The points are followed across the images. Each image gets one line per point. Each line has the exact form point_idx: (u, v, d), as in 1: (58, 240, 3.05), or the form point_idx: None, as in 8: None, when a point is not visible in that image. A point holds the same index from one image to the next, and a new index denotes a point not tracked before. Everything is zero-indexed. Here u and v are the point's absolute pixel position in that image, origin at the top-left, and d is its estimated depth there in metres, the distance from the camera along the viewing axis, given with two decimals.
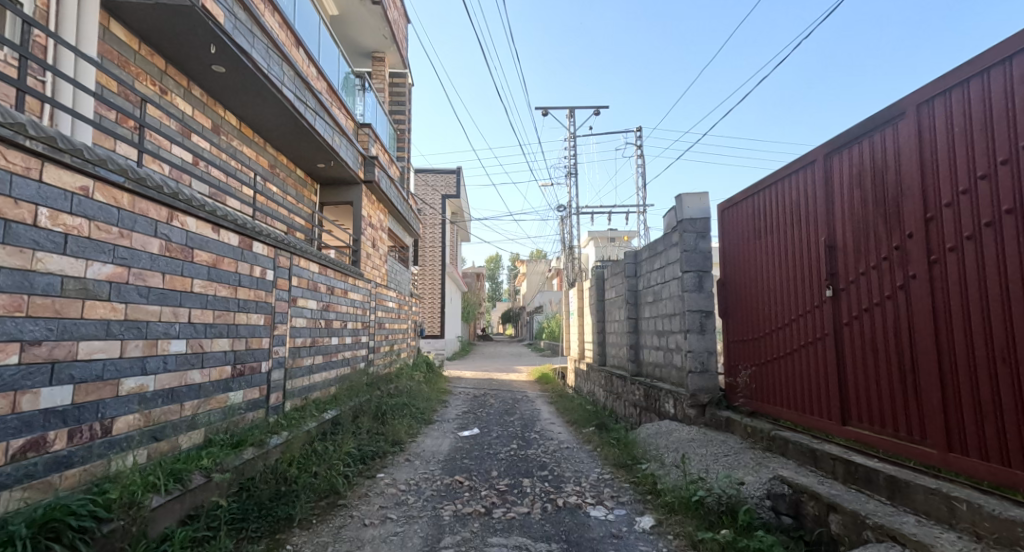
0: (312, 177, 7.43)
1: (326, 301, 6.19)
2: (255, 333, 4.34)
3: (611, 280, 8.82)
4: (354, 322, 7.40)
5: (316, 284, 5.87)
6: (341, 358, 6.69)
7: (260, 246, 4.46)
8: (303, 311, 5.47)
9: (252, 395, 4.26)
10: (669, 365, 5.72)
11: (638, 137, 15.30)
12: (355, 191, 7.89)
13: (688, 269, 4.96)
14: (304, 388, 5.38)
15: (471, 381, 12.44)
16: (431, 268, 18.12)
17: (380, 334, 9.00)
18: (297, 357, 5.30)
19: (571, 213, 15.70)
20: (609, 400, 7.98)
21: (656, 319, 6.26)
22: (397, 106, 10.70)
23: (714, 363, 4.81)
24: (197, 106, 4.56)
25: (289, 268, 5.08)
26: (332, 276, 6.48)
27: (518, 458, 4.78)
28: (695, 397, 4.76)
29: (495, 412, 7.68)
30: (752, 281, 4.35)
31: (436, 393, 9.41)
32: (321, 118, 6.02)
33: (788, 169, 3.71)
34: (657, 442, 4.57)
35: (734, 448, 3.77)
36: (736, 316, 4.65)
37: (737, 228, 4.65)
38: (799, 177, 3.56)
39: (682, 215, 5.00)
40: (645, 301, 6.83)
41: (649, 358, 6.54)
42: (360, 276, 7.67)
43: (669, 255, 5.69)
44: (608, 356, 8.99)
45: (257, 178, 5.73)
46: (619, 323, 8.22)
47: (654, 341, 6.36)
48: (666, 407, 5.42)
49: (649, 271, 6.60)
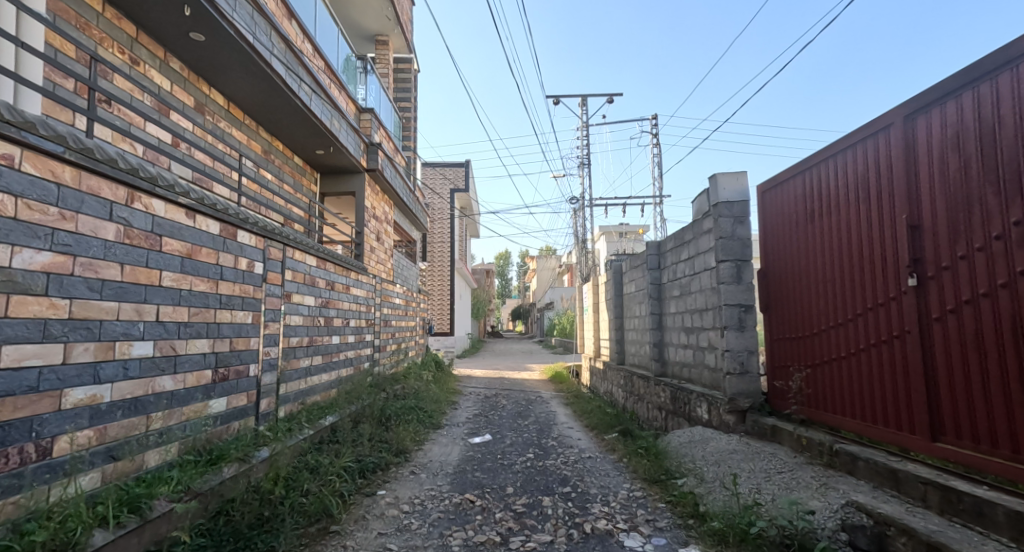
0: (311, 165, 6.99)
1: (325, 297, 5.75)
2: (241, 333, 3.89)
3: (630, 273, 8.31)
4: (357, 320, 6.97)
5: (314, 278, 5.42)
6: (342, 359, 6.24)
7: (247, 235, 4.00)
8: (298, 308, 5.01)
9: (238, 402, 3.81)
10: (700, 365, 5.20)
11: (654, 125, 14.69)
12: (357, 180, 7.43)
13: (725, 259, 4.43)
14: (299, 392, 4.92)
15: (482, 380, 11.98)
16: (440, 264, 17.66)
17: (386, 333, 8.55)
18: (291, 359, 4.84)
19: (583, 205, 15.14)
20: (630, 401, 7.48)
21: (685, 314, 5.74)
22: (402, 93, 10.22)
23: (755, 364, 4.30)
24: (176, 81, 4.10)
25: (282, 261, 4.63)
26: (332, 270, 6.03)
27: (536, 470, 4.29)
28: (734, 402, 4.25)
29: (508, 415, 7.20)
30: (799, 270, 3.85)
31: (445, 393, 8.95)
32: (317, 98, 5.55)
33: (848, 139, 3.22)
34: (692, 455, 4.07)
35: (787, 465, 3.27)
36: (778, 311, 4.15)
37: (779, 211, 4.14)
38: (862, 147, 3.08)
39: (719, 197, 4.47)
40: (670, 295, 6.31)
41: (676, 357, 6.03)
42: (363, 271, 7.23)
43: (700, 245, 5.17)
44: (628, 354, 8.48)
45: (247, 164, 5.27)
46: (639, 320, 7.70)
47: (681, 340, 5.84)
48: (698, 412, 4.91)
49: (675, 263, 6.08)
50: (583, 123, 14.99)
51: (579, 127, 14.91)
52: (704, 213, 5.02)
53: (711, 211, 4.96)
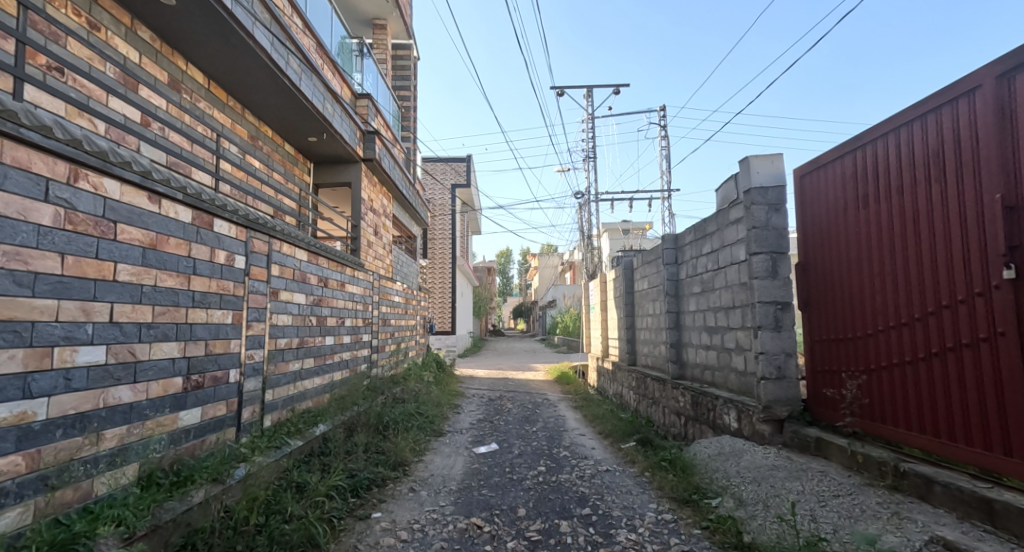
0: (304, 153, 6.56)
1: (317, 295, 5.33)
2: (220, 335, 3.46)
3: (642, 269, 7.87)
4: (353, 319, 6.54)
5: (304, 274, 4.99)
6: (337, 361, 5.81)
7: (226, 225, 3.56)
8: (286, 306, 4.58)
9: (216, 413, 3.38)
10: (728, 368, 4.76)
11: (662, 116, 14.24)
12: (354, 170, 7.00)
13: (758, 251, 3.99)
14: (288, 399, 4.50)
15: (485, 381, 11.54)
16: (441, 261, 17.21)
17: (385, 333, 8.13)
18: (279, 363, 4.41)
19: (589, 200, 14.69)
20: (644, 406, 7.05)
21: (708, 313, 5.30)
22: (401, 81, 9.77)
23: (793, 368, 3.86)
24: (146, 52, 3.66)
25: (268, 255, 4.20)
26: (326, 266, 5.60)
27: (550, 487, 3.86)
28: (770, 411, 3.82)
29: (515, 420, 6.77)
30: (845, 262, 3.43)
31: (446, 396, 8.53)
32: (307, 78, 5.12)
33: (917, 109, 2.81)
34: (725, 471, 3.64)
35: (845, 487, 2.83)
36: (820, 308, 3.72)
37: (821, 195, 3.71)
38: (942, 116, 2.65)
39: (751, 181, 4.03)
40: (689, 292, 5.87)
41: (697, 359, 5.60)
42: (359, 267, 6.80)
43: (728, 236, 4.73)
44: (639, 355, 8.05)
45: (232, 149, 4.83)
46: (653, 318, 7.27)
47: (704, 340, 5.40)
48: (726, 420, 4.48)
49: (695, 257, 5.64)
50: (589, 115, 14.54)
51: (584, 119, 14.45)
52: (733, 201, 4.58)
53: (741, 199, 4.52)
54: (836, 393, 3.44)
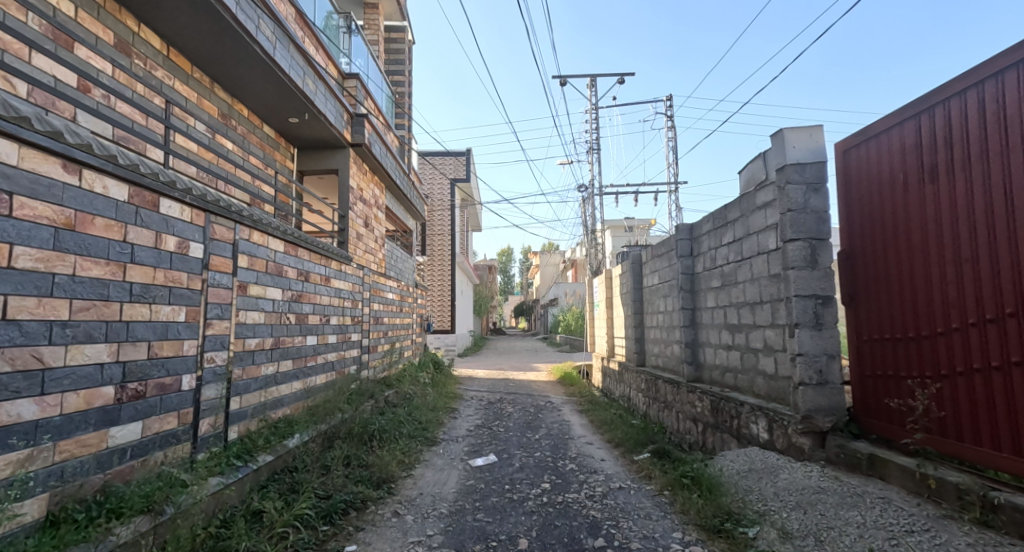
0: (286, 137, 6.05)
1: (297, 291, 4.82)
2: (169, 335, 2.95)
3: (652, 263, 7.34)
4: (340, 318, 6.03)
5: (280, 266, 4.48)
6: (320, 363, 5.30)
7: (177, 207, 3.04)
8: (258, 302, 4.06)
9: (164, 427, 2.87)
10: (756, 371, 4.24)
11: (669, 106, 13.73)
12: (341, 156, 6.48)
13: (795, 237, 3.47)
14: (259, 408, 3.98)
15: (485, 382, 11.04)
16: (440, 258, 16.69)
17: (377, 332, 7.63)
18: (249, 366, 3.91)
19: (593, 193, 14.16)
20: (656, 411, 6.53)
21: (731, 309, 4.77)
22: (394, 66, 9.25)
23: (837, 372, 3.33)
24: (83, 6, 3.14)
25: (233, 243, 3.68)
26: (307, 258, 5.08)
27: (556, 511, 3.35)
28: (810, 421, 3.29)
29: (516, 426, 6.27)
30: (904, 248, 2.93)
31: (443, 400, 8.03)
32: (283, 48, 4.60)
33: (1022, 53, 2.33)
34: (761, 493, 3.11)
35: (922, 522, 2.33)
36: (868, 302, 3.21)
37: (870, 171, 3.20)
38: None
39: (786, 158, 3.50)
40: (707, 286, 5.35)
41: (718, 361, 5.07)
42: (347, 261, 6.29)
43: (755, 223, 4.21)
44: (649, 354, 7.53)
45: (197, 127, 4.31)
46: (665, 315, 6.74)
47: (726, 340, 4.88)
48: (756, 431, 3.95)
49: (715, 248, 5.12)
50: (592, 105, 14.02)
51: (588, 109, 13.93)
52: (762, 182, 4.06)
53: (771, 179, 4.00)
54: (899, 403, 2.91)
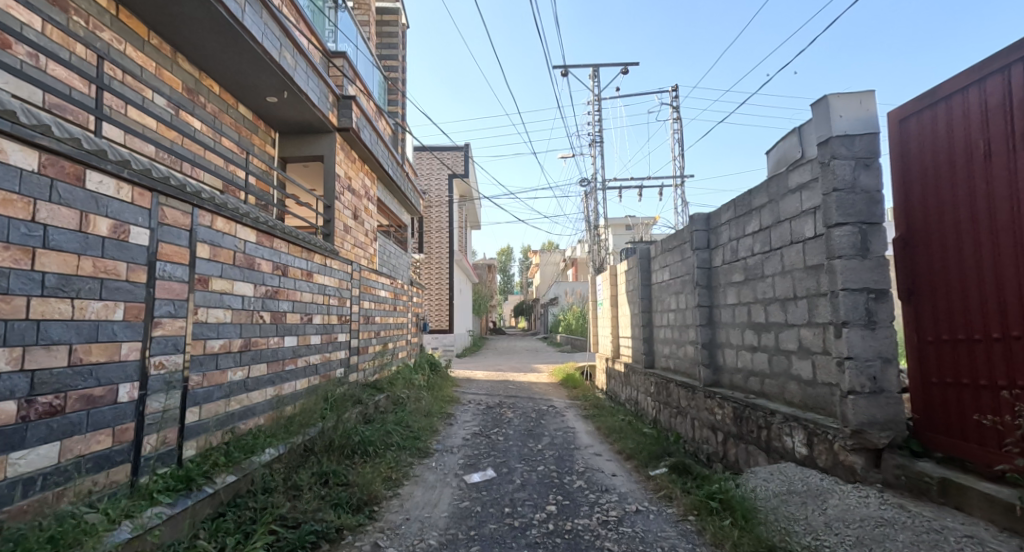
0: (265, 120, 5.56)
1: (272, 287, 4.33)
2: (101, 336, 2.47)
3: (662, 257, 6.86)
4: (325, 317, 5.54)
5: (252, 259, 3.99)
6: (300, 367, 4.81)
7: (114, 183, 2.57)
8: (222, 299, 3.56)
9: (92, 448, 2.40)
10: (789, 376, 3.75)
11: (674, 97, 13.26)
12: (327, 141, 5.99)
13: (842, 221, 2.97)
14: (223, 419, 3.49)
15: (484, 384, 10.54)
16: (438, 255, 16.20)
17: (368, 332, 7.13)
18: (212, 372, 3.42)
19: (595, 188, 13.68)
20: (669, 417, 6.03)
21: (756, 306, 4.28)
22: (387, 50, 8.75)
23: (894, 379, 2.84)
24: None
25: (192, 230, 3.19)
26: (284, 250, 4.59)
27: (563, 542, 2.88)
28: (863, 436, 2.80)
29: (516, 434, 5.79)
30: (991, 230, 2.42)
31: (438, 404, 7.54)
32: (254, 12, 4.11)
33: None
34: (809, 525, 2.62)
35: None
36: (934, 297, 2.71)
37: (936, 141, 2.70)
38: None
39: (831, 130, 3.00)
40: (727, 281, 4.85)
41: (740, 364, 4.58)
42: (333, 255, 5.80)
43: (789, 209, 3.73)
44: (659, 355, 7.04)
45: (156, 100, 3.83)
46: (678, 313, 6.25)
47: (750, 341, 4.39)
48: (791, 445, 3.47)
49: (738, 238, 4.63)
50: (594, 97, 13.54)
51: (590, 100, 13.46)
52: (798, 162, 3.58)
53: (808, 159, 3.51)
54: (992, 419, 2.38)
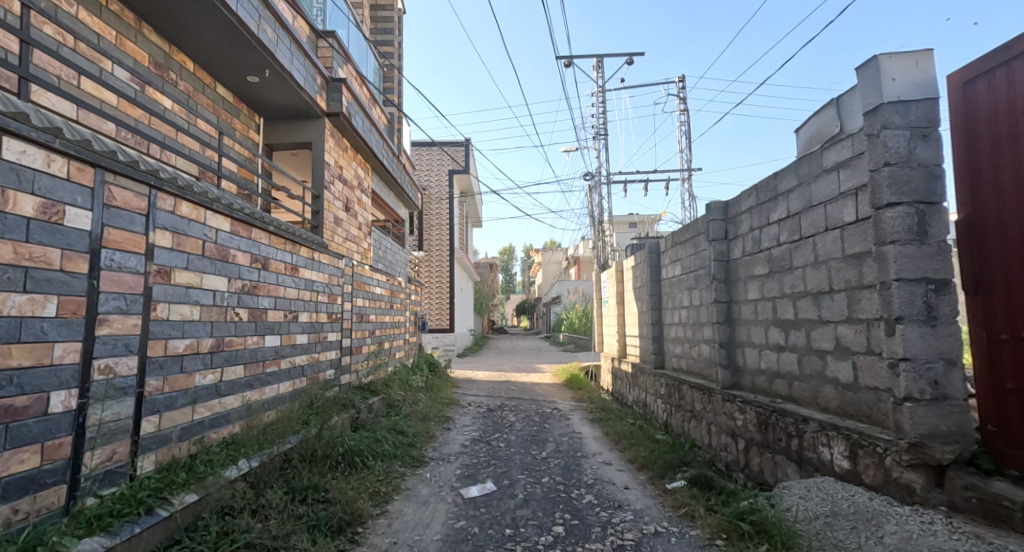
0: (247, 102, 5.17)
1: (249, 281, 3.95)
2: (24, 336, 2.12)
3: (673, 251, 6.46)
4: (312, 314, 5.15)
5: (225, 250, 3.61)
6: (283, 369, 4.43)
7: (41, 155, 2.20)
8: (189, 294, 3.17)
9: (14, 468, 2.05)
10: (824, 379, 3.35)
11: (682, 87, 12.85)
12: (316, 127, 5.61)
13: (896, 200, 2.57)
14: (189, 428, 3.11)
15: (484, 384, 10.15)
16: (438, 252, 15.82)
17: (361, 331, 6.75)
18: (175, 376, 3.03)
19: (599, 182, 13.27)
20: (682, 421, 5.63)
21: (783, 301, 3.88)
22: (382, 36, 8.34)
23: (959, 384, 2.45)
24: None
25: (151, 214, 2.81)
26: (264, 242, 4.20)
27: None
28: (924, 451, 2.41)
29: (518, 439, 5.41)
30: None
31: (435, 407, 7.15)
32: None
33: None
34: None
35: None
36: (1010, 289, 2.31)
37: (1012, 104, 2.29)
38: None
39: (883, 97, 2.59)
40: (748, 274, 4.46)
41: (764, 366, 4.18)
42: (322, 248, 5.42)
43: (824, 191, 3.33)
44: (670, 355, 6.64)
45: (117, 73, 3.44)
46: (691, 310, 5.85)
47: (776, 340, 3.99)
48: (828, 457, 3.07)
49: (762, 227, 4.23)
50: (599, 88, 13.14)
51: (595, 91, 13.06)
52: (836, 138, 3.18)
53: (847, 133, 3.12)
54: None
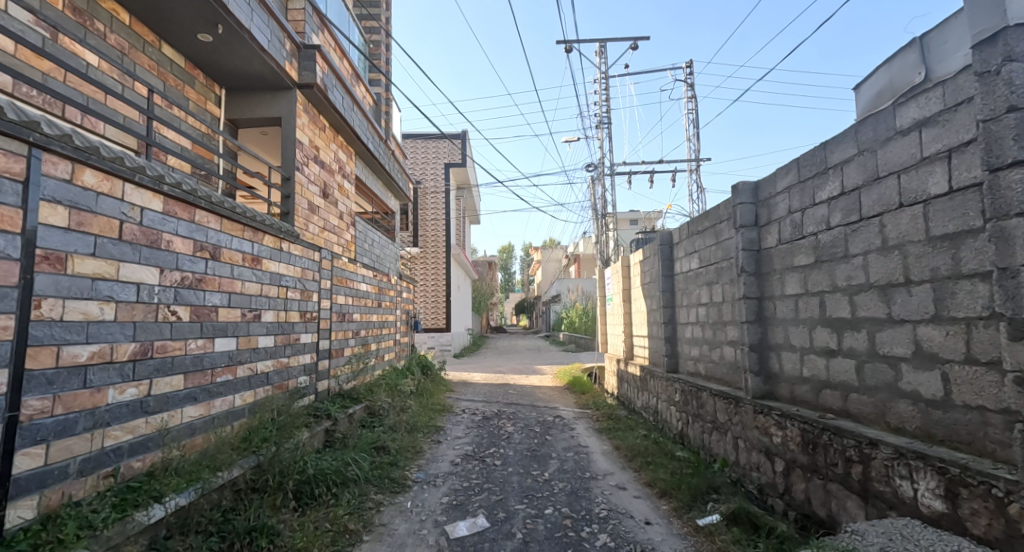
0: (203, 69, 4.50)
1: (193, 273, 3.28)
2: None
3: (690, 241, 5.79)
4: (280, 313, 4.49)
5: (156, 235, 2.94)
6: (239, 379, 3.76)
7: None
8: (97, 287, 2.51)
9: None
10: (898, 393, 2.68)
11: (690, 72, 12.20)
12: (286, 100, 4.94)
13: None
14: (97, 459, 2.46)
15: (482, 388, 9.49)
16: (433, 248, 15.12)
17: (344, 332, 6.08)
18: (77, 393, 2.38)
19: (602, 173, 12.60)
20: (702, 434, 4.97)
21: (835, 297, 3.22)
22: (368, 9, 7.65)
23: None
24: None
25: (31, 181, 2.20)
26: (213, 227, 3.52)
27: None
28: None
29: (517, 455, 4.74)
30: None
31: (426, 416, 6.49)
32: None
33: None
34: None
35: None
36: None
37: None
38: None
39: (1005, 19, 1.97)
40: (786, 264, 3.79)
41: (807, 374, 3.52)
42: (292, 237, 4.73)
43: (898, 158, 2.66)
44: (686, 358, 5.96)
45: (13, 13, 2.82)
46: (712, 307, 5.18)
47: (824, 343, 3.32)
48: (910, 494, 2.42)
49: (804, 210, 3.56)
50: (602, 74, 12.48)
51: (598, 78, 12.40)
52: (923, 88, 2.52)
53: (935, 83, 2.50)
54: None
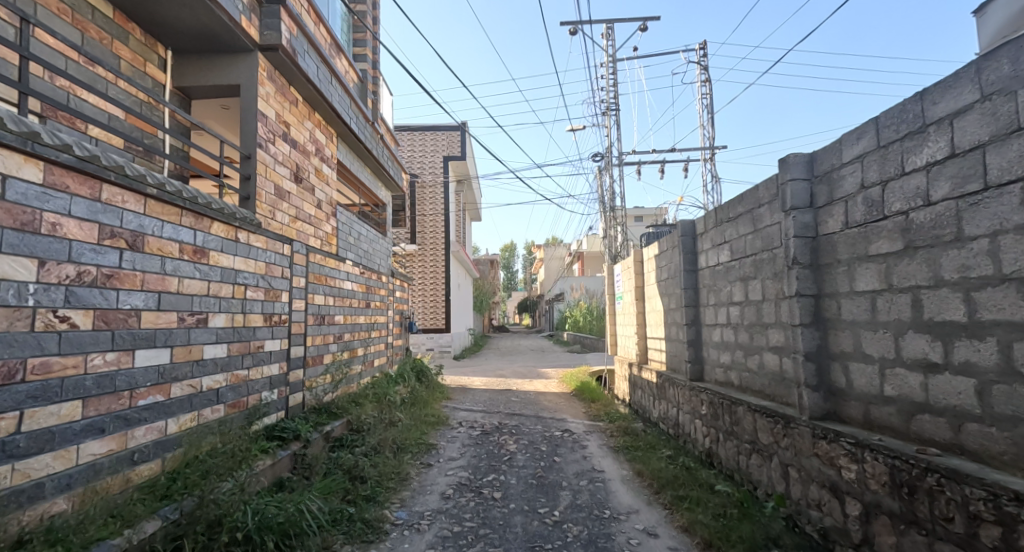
0: (139, 23, 3.74)
1: (100, 268, 2.53)
2: None
3: (720, 230, 4.98)
4: (235, 317, 3.72)
5: (30, 215, 2.19)
6: (173, 400, 3.00)
7: None
8: None
9: None
10: None
11: (703, 55, 11.40)
12: (244, 63, 4.15)
13: None
14: None
15: (482, 395, 8.70)
16: (432, 246, 14.36)
17: (323, 337, 5.32)
18: None
19: (610, 163, 11.81)
20: (739, 457, 4.18)
21: (939, 294, 2.44)
22: None
23: None
24: None
25: None
26: (134, 209, 2.75)
27: None
28: None
29: (521, 485, 3.97)
30: None
31: (417, 431, 5.72)
32: None
33: None
34: None
35: None
36: None
37: None
38: None
39: None
40: (858, 253, 3.00)
41: (890, 394, 2.74)
42: (252, 226, 3.96)
43: None
44: (714, 365, 5.17)
45: None
46: (751, 307, 4.38)
47: (920, 355, 2.54)
48: None
49: (887, 182, 2.77)
50: (609, 58, 11.70)
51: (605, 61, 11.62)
52: None
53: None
54: None
